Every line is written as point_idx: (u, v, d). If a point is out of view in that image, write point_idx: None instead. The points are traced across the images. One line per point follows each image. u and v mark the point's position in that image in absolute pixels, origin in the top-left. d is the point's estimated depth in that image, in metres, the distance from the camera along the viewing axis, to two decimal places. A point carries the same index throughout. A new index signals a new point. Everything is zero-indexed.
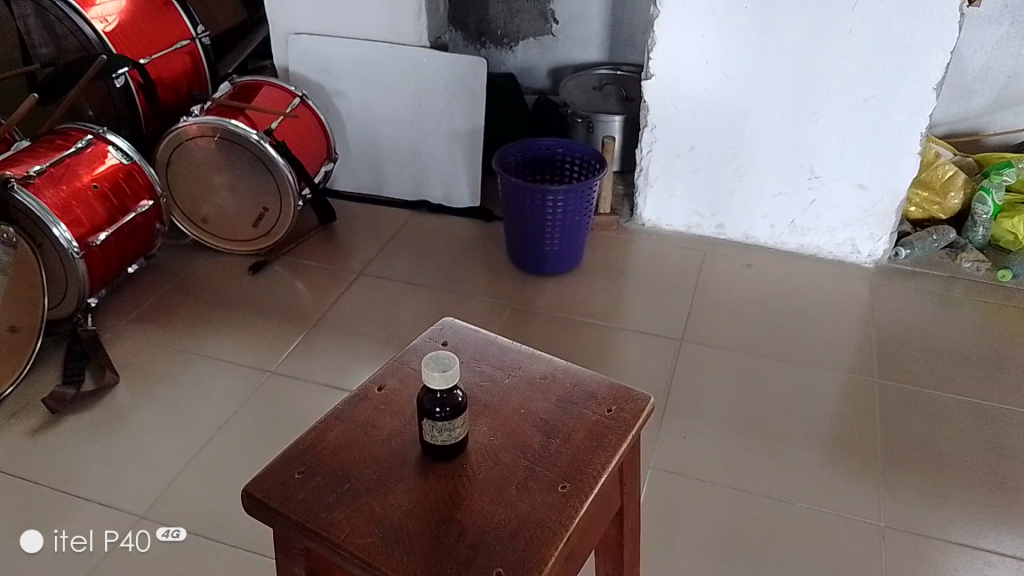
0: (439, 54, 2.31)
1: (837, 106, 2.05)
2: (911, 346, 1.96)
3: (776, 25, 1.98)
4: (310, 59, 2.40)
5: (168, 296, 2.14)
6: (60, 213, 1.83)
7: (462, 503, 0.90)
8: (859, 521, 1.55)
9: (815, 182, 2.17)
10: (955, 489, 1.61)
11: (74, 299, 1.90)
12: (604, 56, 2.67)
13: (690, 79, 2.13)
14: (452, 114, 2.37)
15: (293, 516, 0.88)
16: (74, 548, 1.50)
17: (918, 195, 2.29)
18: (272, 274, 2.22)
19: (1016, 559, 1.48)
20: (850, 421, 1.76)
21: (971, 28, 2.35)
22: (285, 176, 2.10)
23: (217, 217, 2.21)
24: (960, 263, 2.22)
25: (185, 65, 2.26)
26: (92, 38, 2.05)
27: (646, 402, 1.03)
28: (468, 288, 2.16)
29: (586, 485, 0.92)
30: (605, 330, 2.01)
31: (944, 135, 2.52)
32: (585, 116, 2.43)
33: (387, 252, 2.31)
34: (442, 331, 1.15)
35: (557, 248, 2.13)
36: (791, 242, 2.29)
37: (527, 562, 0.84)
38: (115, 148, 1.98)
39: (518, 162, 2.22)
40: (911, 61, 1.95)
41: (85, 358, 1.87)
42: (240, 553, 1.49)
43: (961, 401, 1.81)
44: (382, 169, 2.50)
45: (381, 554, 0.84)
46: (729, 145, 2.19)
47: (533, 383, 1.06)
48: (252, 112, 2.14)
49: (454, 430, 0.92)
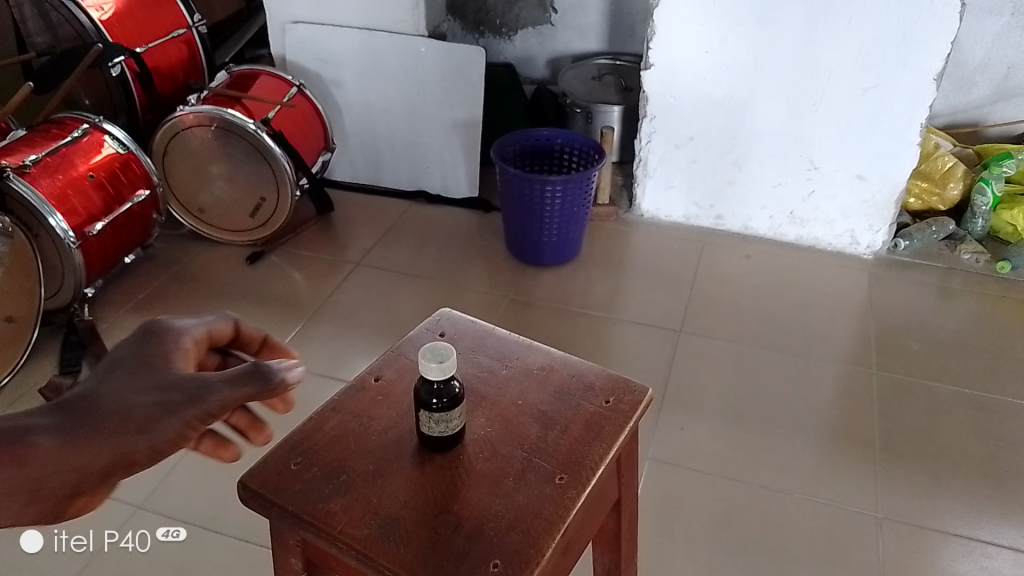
0: (437, 43, 2.29)
1: (837, 96, 2.04)
2: (910, 337, 1.96)
3: (777, 15, 1.97)
4: (308, 48, 2.38)
5: (166, 286, 2.13)
6: (56, 203, 1.82)
7: (459, 495, 0.89)
8: (858, 513, 1.55)
9: (815, 173, 2.17)
10: (953, 481, 1.61)
11: (70, 289, 1.90)
12: (603, 46, 2.65)
13: (690, 70, 2.12)
14: (450, 103, 2.36)
15: (290, 508, 0.88)
16: (74, 548, 1.48)
17: (918, 186, 2.28)
18: (270, 264, 2.21)
19: (1014, 551, 1.48)
20: (849, 411, 1.76)
21: (971, 18, 2.34)
22: (282, 166, 2.10)
23: (214, 207, 2.20)
24: (959, 254, 2.22)
25: (182, 54, 2.25)
26: (88, 26, 2.04)
27: (644, 393, 1.03)
28: (467, 279, 2.16)
29: (584, 477, 0.92)
30: (604, 322, 2.00)
31: (944, 126, 2.52)
32: (584, 106, 2.42)
33: (385, 242, 2.30)
34: (439, 321, 1.15)
35: (555, 239, 2.12)
36: (790, 233, 2.28)
37: (525, 554, 0.83)
38: (112, 137, 1.96)
39: (517, 153, 2.21)
40: (912, 51, 1.94)
41: (82, 349, 1.87)
42: (239, 548, 1.48)
43: (958, 393, 1.81)
44: (381, 159, 2.48)
45: (377, 546, 0.84)
46: (729, 136, 2.18)
47: (530, 374, 1.06)
48: (249, 101, 2.13)
49: (451, 421, 0.92)
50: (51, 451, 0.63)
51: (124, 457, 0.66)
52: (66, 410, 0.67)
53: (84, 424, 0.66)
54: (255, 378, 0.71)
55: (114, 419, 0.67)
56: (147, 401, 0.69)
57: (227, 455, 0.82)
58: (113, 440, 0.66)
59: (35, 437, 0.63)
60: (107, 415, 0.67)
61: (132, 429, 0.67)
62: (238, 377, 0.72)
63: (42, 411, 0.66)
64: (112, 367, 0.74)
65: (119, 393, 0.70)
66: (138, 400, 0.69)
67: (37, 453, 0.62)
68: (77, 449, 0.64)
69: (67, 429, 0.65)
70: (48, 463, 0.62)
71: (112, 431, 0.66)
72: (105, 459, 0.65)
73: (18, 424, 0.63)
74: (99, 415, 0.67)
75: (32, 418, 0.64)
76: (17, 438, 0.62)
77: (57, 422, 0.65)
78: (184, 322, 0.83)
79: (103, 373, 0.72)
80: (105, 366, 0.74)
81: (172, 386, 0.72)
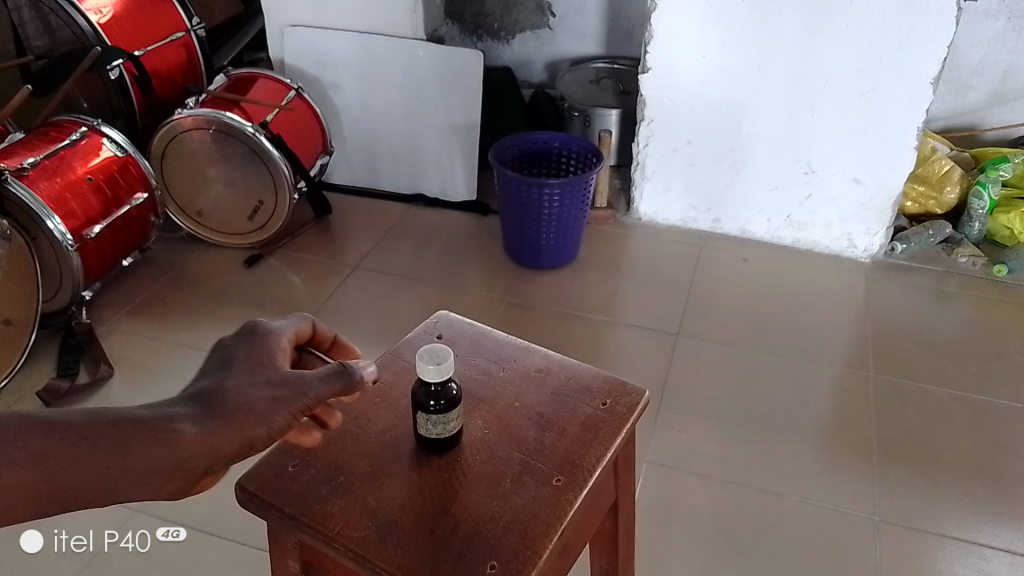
0: (435, 47, 2.30)
1: (834, 100, 2.05)
2: (907, 340, 1.96)
3: (775, 18, 1.97)
4: (306, 51, 2.39)
5: (164, 289, 2.13)
6: (55, 206, 1.82)
7: (456, 497, 0.89)
8: (855, 515, 1.55)
9: (812, 176, 2.17)
10: (950, 484, 1.61)
11: (68, 292, 1.90)
12: (601, 50, 2.66)
13: (688, 73, 2.12)
14: (448, 107, 2.36)
15: (287, 509, 0.88)
16: (74, 548, 1.48)
17: (915, 190, 2.29)
18: (268, 267, 2.21)
19: (1011, 553, 1.49)
20: (846, 414, 1.76)
21: (969, 23, 2.35)
22: (281, 169, 2.10)
23: (211, 210, 2.20)
24: (955, 258, 2.22)
25: (180, 57, 2.25)
26: (86, 29, 2.04)
27: (642, 396, 1.03)
28: (466, 282, 2.16)
29: (581, 479, 0.92)
30: (602, 324, 2.00)
31: (941, 129, 2.52)
32: (582, 110, 2.42)
33: (384, 245, 2.30)
34: (436, 324, 1.15)
35: (553, 242, 2.12)
36: (788, 236, 2.28)
37: (522, 555, 0.84)
38: (110, 140, 1.96)
39: (515, 156, 2.22)
40: (909, 55, 1.94)
41: (80, 352, 1.88)
42: (237, 550, 1.48)
43: (955, 396, 1.81)
44: (379, 162, 2.49)
45: (375, 547, 0.84)
46: (726, 140, 2.18)
47: (528, 376, 1.06)
48: (247, 104, 2.14)
49: (449, 423, 0.92)
50: (194, 437, 0.74)
51: (247, 442, 0.77)
52: (192, 403, 0.78)
53: (216, 415, 0.77)
54: (343, 378, 0.84)
55: (240, 410, 0.78)
56: (264, 395, 0.80)
57: (308, 440, 0.91)
58: (242, 427, 0.77)
59: (179, 425, 0.74)
60: (233, 407, 0.78)
61: (252, 419, 0.78)
62: (330, 375, 0.84)
63: (181, 404, 0.77)
64: (229, 364, 0.84)
65: (239, 387, 0.80)
66: (256, 394, 0.80)
67: (182, 439, 0.74)
68: (213, 436, 0.76)
69: (203, 418, 0.76)
70: (189, 448, 0.74)
71: (241, 423, 0.77)
72: (232, 445, 0.76)
73: (164, 414, 0.75)
74: (228, 406, 0.78)
75: (173, 410, 0.76)
76: (164, 427, 0.73)
77: (194, 412, 0.77)
78: (279, 325, 0.92)
79: (222, 370, 0.83)
80: (223, 363, 0.84)
81: (283, 381, 0.82)
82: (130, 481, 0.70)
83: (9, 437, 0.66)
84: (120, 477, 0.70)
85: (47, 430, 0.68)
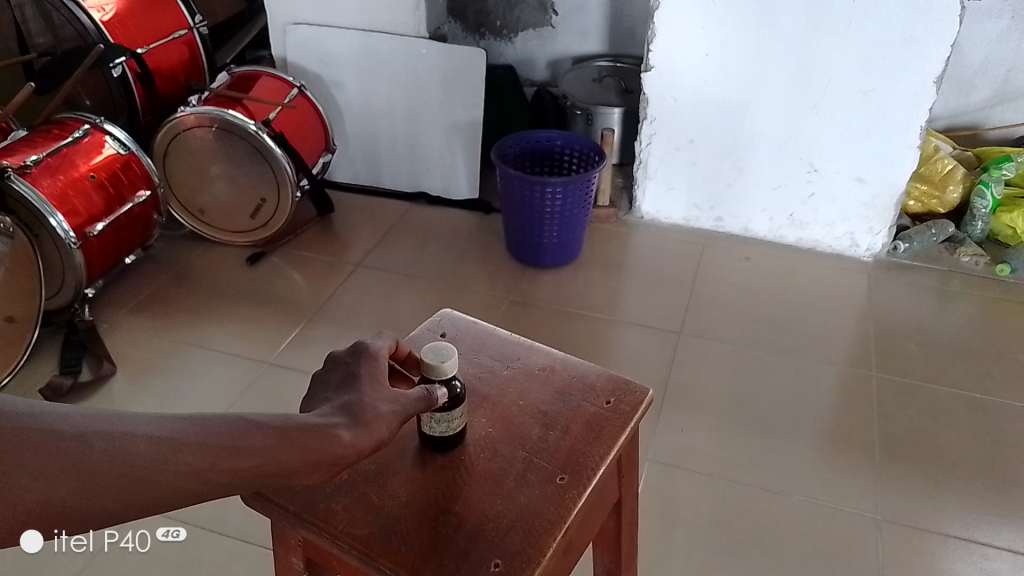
0: (437, 45, 2.30)
1: (837, 99, 2.04)
2: (910, 340, 1.96)
3: (776, 18, 1.97)
4: (309, 49, 2.39)
5: (167, 286, 2.13)
6: (57, 203, 1.82)
7: (460, 496, 0.89)
8: (857, 514, 1.55)
9: (814, 176, 2.17)
10: (953, 483, 1.61)
11: (71, 289, 1.90)
12: (604, 48, 2.66)
13: (690, 73, 2.12)
14: (451, 105, 2.36)
15: (292, 507, 0.88)
16: (74, 548, 1.48)
17: (917, 189, 2.29)
18: (270, 265, 2.21)
19: (1013, 553, 1.49)
20: (850, 413, 1.76)
21: (971, 22, 2.35)
22: (283, 167, 2.10)
23: (214, 208, 2.21)
24: (958, 257, 2.22)
25: (183, 54, 2.25)
26: (89, 27, 2.04)
27: (645, 394, 1.03)
28: (468, 280, 2.16)
29: (584, 478, 0.92)
30: (604, 323, 2.00)
31: (944, 129, 2.52)
32: (584, 108, 2.42)
33: (387, 243, 2.30)
34: (440, 322, 1.15)
35: (556, 241, 2.12)
36: (790, 236, 2.28)
37: (526, 554, 0.84)
38: (113, 138, 1.96)
39: (517, 155, 2.22)
40: (911, 55, 1.94)
41: (83, 349, 1.87)
42: (239, 546, 1.48)
43: (957, 395, 1.81)
44: (381, 161, 2.48)
45: (379, 545, 0.85)
46: (728, 139, 2.18)
47: (532, 374, 1.06)
48: (250, 102, 2.13)
49: (452, 421, 0.93)
50: (350, 441, 0.79)
51: (376, 442, 0.82)
52: (342, 412, 0.82)
53: (360, 421, 0.81)
54: (428, 399, 0.88)
55: (374, 418, 0.82)
56: (388, 408, 0.84)
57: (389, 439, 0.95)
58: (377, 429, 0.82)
59: (338, 431, 0.79)
60: (369, 414, 0.83)
61: (384, 426, 0.83)
62: (418, 397, 0.88)
63: (331, 412, 0.82)
64: (353, 381, 0.87)
65: (369, 397, 0.85)
66: (383, 407, 0.84)
67: (340, 441, 0.78)
68: (364, 439, 0.80)
69: (356, 426, 0.81)
70: (345, 447, 0.79)
71: (375, 426, 0.82)
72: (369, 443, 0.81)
73: (327, 421, 0.80)
74: (365, 415, 0.82)
75: (332, 417, 0.81)
76: (327, 431, 0.78)
77: (348, 421, 0.81)
78: (377, 343, 0.95)
79: (351, 385, 0.86)
80: (349, 379, 0.87)
81: (402, 397, 0.87)
82: (303, 470, 0.75)
83: (222, 431, 0.73)
84: (296, 466, 0.75)
85: (254, 428, 0.74)
